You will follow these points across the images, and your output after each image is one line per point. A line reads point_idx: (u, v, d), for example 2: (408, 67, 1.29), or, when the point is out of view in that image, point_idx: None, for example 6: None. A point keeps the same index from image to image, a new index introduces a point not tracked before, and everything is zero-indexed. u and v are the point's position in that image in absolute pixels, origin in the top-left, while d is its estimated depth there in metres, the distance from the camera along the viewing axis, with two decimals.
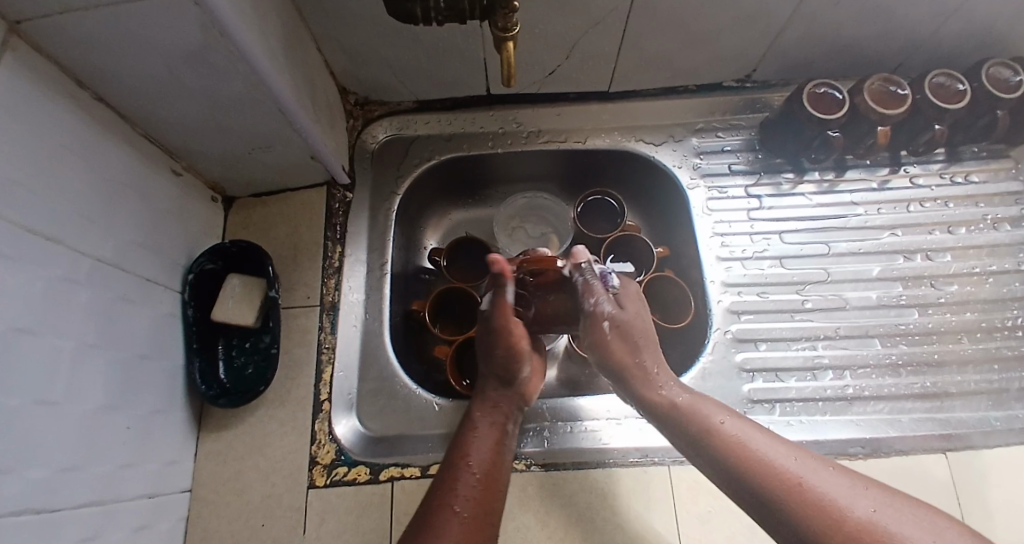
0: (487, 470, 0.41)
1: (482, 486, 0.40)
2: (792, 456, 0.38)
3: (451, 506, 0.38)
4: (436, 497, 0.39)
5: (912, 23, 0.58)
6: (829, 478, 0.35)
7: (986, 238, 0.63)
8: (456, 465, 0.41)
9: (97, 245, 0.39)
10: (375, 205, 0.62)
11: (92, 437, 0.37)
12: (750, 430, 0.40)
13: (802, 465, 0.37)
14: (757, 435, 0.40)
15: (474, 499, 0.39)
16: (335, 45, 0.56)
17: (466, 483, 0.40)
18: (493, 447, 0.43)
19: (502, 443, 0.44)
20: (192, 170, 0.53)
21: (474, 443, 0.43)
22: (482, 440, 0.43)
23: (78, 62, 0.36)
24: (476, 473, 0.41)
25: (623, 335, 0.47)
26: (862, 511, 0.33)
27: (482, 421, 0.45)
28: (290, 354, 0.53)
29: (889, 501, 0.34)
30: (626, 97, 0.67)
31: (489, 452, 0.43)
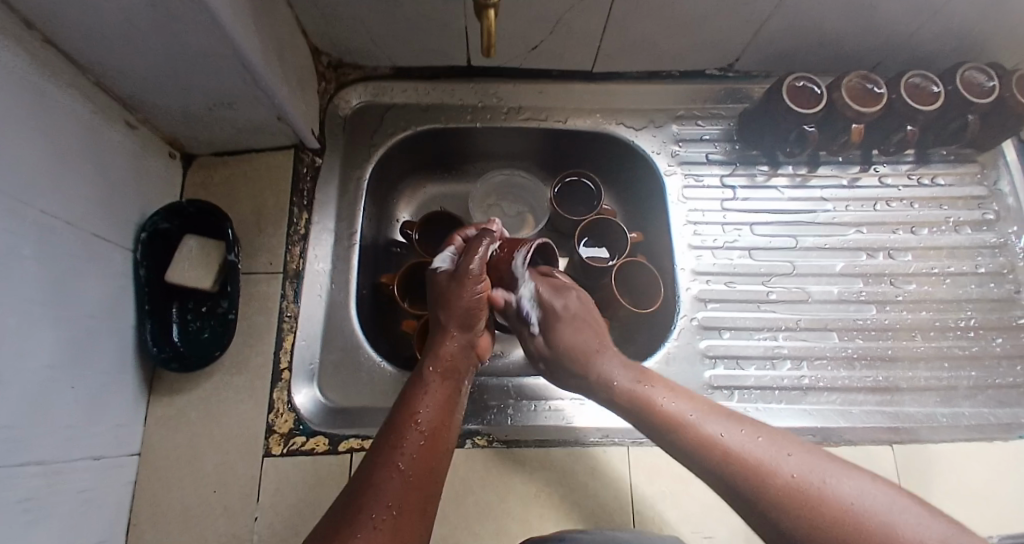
0: (434, 426, 0.39)
1: (428, 446, 0.38)
2: (727, 425, 0.38)
3: (392, 466, 0.36)
4: (378, 456, 0.37)
5: (894, 20, 0.58)
6: (758, 441, 0.36)
7: (947, 239, 0.65)
8: (403, 423, 0.39)
9: (43, 198, 0.37)
10: (346, 173, 0.60)
11: (34, 398, 0.35)
12: (687, 403, 0.41)
13: (737, 434, 0.37)
14: (692, 407, 0.41)
15: (419, 457, 0.37)
16: (308, 3, 0.53)
17: (415, 442, 0.38)
18: (439, 404, 0.41)
19: (451, 401, 0.42)
20: (149, 124, 0.51)
21: (425, 398, 0.41)
22: (432, 396, 0.42)
23: (21, 2, 0.33)
24: (423, 430, 0.39)
25: (568, 324, 0.50)
26: (790, 470, 0.33)
27: (432, 378, 0.43)
28: (249, 322, 0.51)
29: (818, 460, 0.34)
30: (609, 78, 0.66)
31: (437, 409, 0.41)
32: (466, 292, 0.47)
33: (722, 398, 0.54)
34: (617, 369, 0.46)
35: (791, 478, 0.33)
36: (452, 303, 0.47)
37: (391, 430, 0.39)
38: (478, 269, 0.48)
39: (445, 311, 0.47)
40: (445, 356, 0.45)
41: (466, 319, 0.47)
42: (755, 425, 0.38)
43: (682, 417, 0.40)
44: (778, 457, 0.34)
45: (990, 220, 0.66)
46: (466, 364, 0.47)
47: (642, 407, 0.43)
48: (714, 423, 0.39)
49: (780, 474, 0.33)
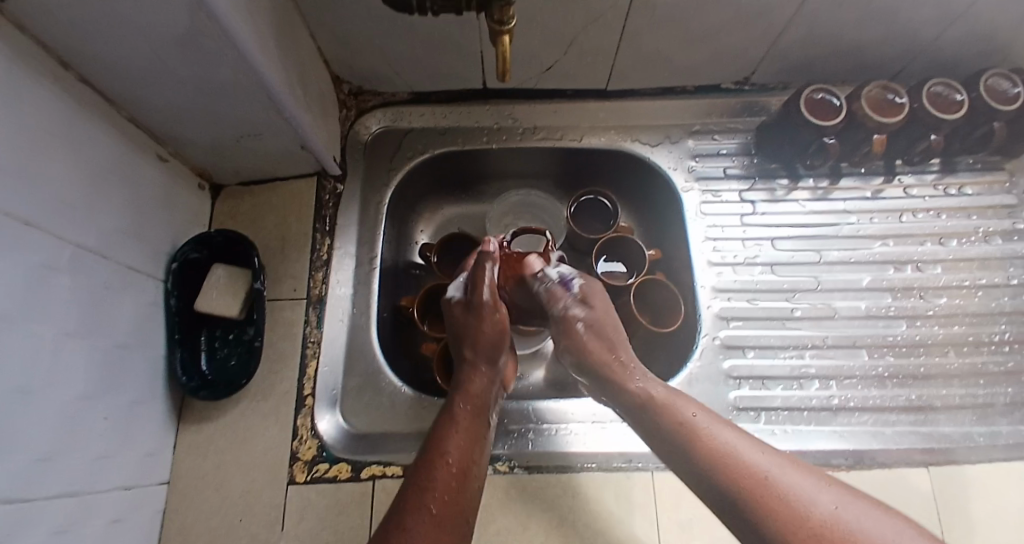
0: (464, 465, 0.40)
1: (456, 488, 0.38)
2: (753, 448, 0.37)
3: (423, 509, 0.36)
4: (409, 497, 0.36)
5: (913, 27, 0.57)
6: (792, 473, 0.34)
7: (977, 251, 0.63)
8: (432, 462, 0.39)
9: (79, 232, 0.39)
10: (365, 197, 0.61)
11: (71, 428, 0.36)
12: (718, 423, 0.39)
13: (769, 462, 0.35)
14: (724, 428, 0.39)
15: (448, 497, 0.37)
16: (330, 32, 0.54)
17: (443, 483, 0.38)
18: (468, 440, 0.41)
19: (479, 438, 0.43)
20: (179, 157, 0.52)
21: (452, 436, 0.41)
22: (459, 434, 0.42)
23: (64, 46, 0.35)
24: (452, 470, 0.39)
25: (598, 333, 0.49)
26: (823, 508, 0.31)
27: (462, 413, 0.44)
28: (274, 347, 0.52)
29: (855, 503, 0.32)
30: (624, 96, 0.66)
31: (467, 447, 0.41)
32: (488, 323, 0.49)
33: (748, 420, 0.53)
34: (647, 383, 0.45)
35: (825, 514, 0.31)
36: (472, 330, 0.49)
37: (419, 471, 0.39)
38: (489, 297, 0.49)
39: (471, 346, 0.49)
40: (475, 391, 0.46)
41: (491, 353, 0.48)
42: (796, 463, 0.36)
43: (711, 437, 0.38)
44: (813, 494, 0.33)
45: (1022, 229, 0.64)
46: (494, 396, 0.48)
47: (666, 418, 0.41)
48: (747, 448, 0.37)
49: (813, 509, 0.31)
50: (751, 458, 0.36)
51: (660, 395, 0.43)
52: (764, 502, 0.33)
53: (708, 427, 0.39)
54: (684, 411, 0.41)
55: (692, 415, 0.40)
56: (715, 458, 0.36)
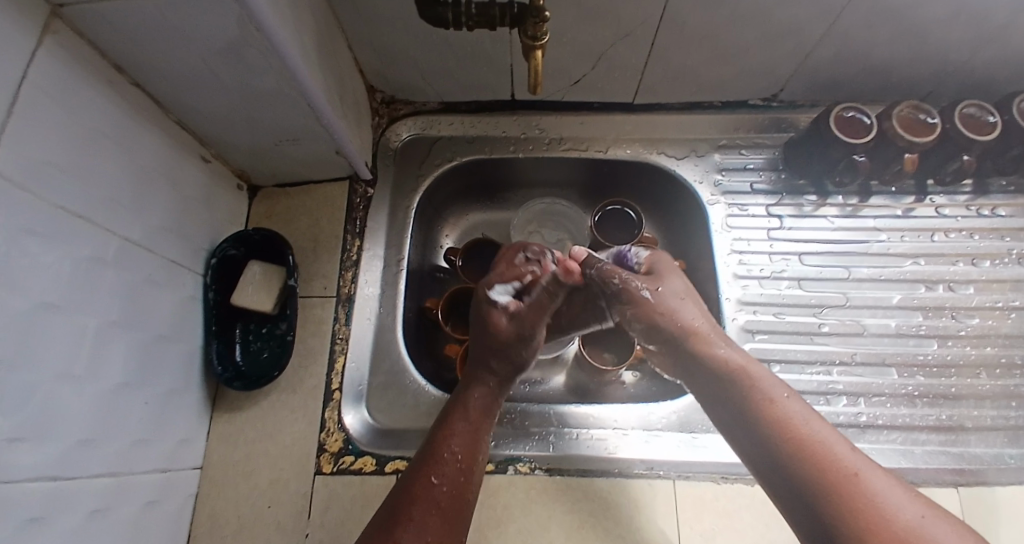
0: (468, 458, 0.41)
1: (463, 482, 0.40)
2: (838, 442, 0.35)
3: (432, 503, 0.37)
4: (413, 486, 0.38)
5: (946, 48, 0.57)
6: (880, 475, 0.33)
7: (1011, 271, 0.61)
8: (437, 455, 0.40)
9: (127, 226, 0.41)
10: (396, 201, 0.63)
11: (109, 413, 0.38)
12: (806, 410, 0.38)
13: (857, 459, 0.34)
14: (811, 415, 0.37)
15: (452, 491, 0.39)
16: (367, 44, 0.57)
17: (446, 472, 0.39)
18: (472, 433, 0.43)
19: (481, 430, 0.44)
20: (221, 158, 0.55)
21: (458, 429, 0.43)
22: (464, 426, 0.43)
23: (116, 50, 0.37)
24: (456, 463, 0.40)
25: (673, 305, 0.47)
26: (908, 515, 0.31)
27: (469, 407, 0.44)
28: (304, 343, 0.54)
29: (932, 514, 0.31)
30: (650, 109, 0.67)
31: (471, 440, 0.42)
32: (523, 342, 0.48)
33: None
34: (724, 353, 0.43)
35: (910, 521, 0.30)
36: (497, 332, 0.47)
37: (427, 463, 0.40)
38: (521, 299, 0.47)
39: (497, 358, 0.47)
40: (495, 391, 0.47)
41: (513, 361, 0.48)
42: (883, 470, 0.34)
43: (796, 421, 0.37)
44: (894, 499, 0.32)
45: None
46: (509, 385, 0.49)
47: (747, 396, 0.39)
48: (832, 438, 0.35)
49: (898, 515, 0.31)
50: (840, 452, 0.34)
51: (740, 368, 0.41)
52: (845, 493, 0.32)
53: (797, 411, 0.37)
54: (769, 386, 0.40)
55: (777, 395, 0.39)
56: (799, 446, 0.35)
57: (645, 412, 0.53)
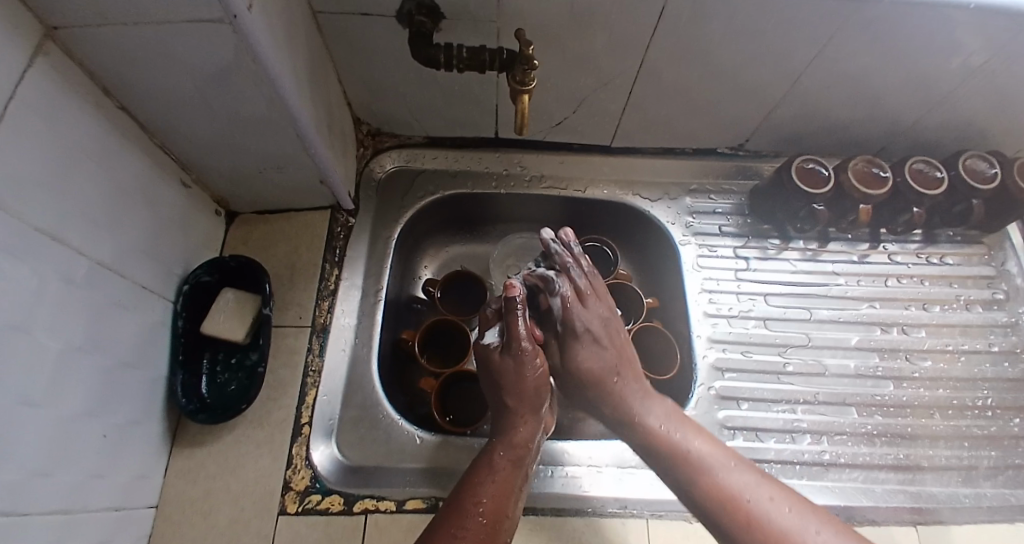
0: (496, 516, 0.39)
1: (488, 539, 0.37)
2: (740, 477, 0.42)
3: None
4: (438, 539, 0.36)
5: (894, 110, 0.63)
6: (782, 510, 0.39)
7: (959, 317, 0.66)
8: (466, 508, 0.39)
9: (100, 248, 0.40)
10: (376, 231, 0.63)
11: (65, 446, 0.36)
12: (709, 449, 0.44)
13: (763, 498, 0.40)
14: (723, 462, 0.43)
15: None
16: (356, 77, 0.58)
17: (474, 528, 0.37)
18: (501, 490, 0.41)
19: (512, 487, 0.42)
20: (201, 183, 0.54)
21: (487, 483, 0.41)
22: (495, 482, 0.41)
23: (109, 73, 0.37)
24: (483, 517, 0.38)
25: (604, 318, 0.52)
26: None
27: (500, 462, 0.43)
28: (274, 374, 0.52)
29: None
30: (626, 152, 0.70)
31: (500, 498, 0.40)
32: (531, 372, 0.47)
33: None
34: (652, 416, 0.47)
35: None
36: (521, 380, 0.47)
37: (452, 516, 0.38)
38: (530, 345, 0.48)
39: (513, 395, 0.47)
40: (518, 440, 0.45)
41: (534, 401, 0.47)
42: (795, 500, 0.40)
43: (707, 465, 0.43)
44: (799, 530, 0.38)
45: (1000, 300, 0.67)
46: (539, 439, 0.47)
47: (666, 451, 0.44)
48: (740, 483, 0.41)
49: None
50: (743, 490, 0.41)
51: (662, 429, 0.45)
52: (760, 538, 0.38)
53: (707, 463, 0.43)
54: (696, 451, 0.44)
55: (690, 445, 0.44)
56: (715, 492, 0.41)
57: (618, 448, 0.53)
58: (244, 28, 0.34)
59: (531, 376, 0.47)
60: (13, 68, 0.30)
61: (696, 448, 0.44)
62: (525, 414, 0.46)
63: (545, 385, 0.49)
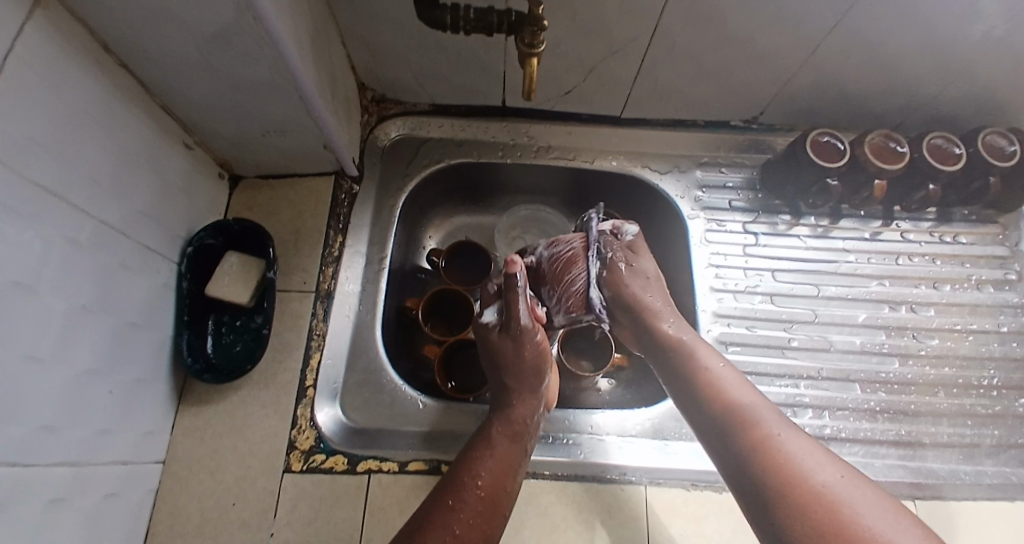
0: (493, 492, 0.39)
1: (484, 513, 0.38)
2: (756, 403, 0.42)
3: (447, 529, 0.36)
4: (433, 513, 0.37)
5: (916, 82, 0.61)
6: (793, 435, 0.38)
7: (969, 296, 0.65)
8: (464, 481, 0.39)
9: (104, 209, 0.39)
10: (381, 199, 0.63)
11: (73, 403, 0.36)
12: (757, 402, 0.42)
13: (778, 425, 0.40)
14: (744, 389, 0.44)
15: (473, 521, 0.37)
16: (360, 40, 0.57)
17: (470, 502, 0.38)
18: (501, 467, 0.41)
19: (512, 465, 0.42)
20: (204, 146, 0.54)
21: (487, 459, 0.41)
22: (494, 459, 0.41)
23: (107, 29, 0.36)
24: (480, 492, 0.39)
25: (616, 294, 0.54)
26: (817, 477, 0.34)
27: (500, 440, 0.43)
28: (279, 338, 0.53)
29: (855, 484, 0.34)
30: (636, 123, 0.69)
31: (499, 475, 0.41)
32: (529, 349, 0.47)
33: None
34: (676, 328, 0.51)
35: (819, 484, 0.34)
36: (519, 358, 0.47)
37: (449, 489, 0.39)
38: (529, 324, 0.47)
39: (512, 373, 0.47)
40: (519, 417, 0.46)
41: (532, 379, 0.47)
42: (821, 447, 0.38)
43: (720, 378, 0.45)
44: (826, 476, 0.35)
45: (1012, 280, 0.66)
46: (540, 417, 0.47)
47: (688, 366, 0.47)
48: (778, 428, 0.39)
49: (812, 479, 0.34)
50: (755, 413, 0.41)
51: (687, 341, 0.49)
52: (756, 443, 0.38)
53: (749, 406, 0.42)
54: (716, 372, 0.46)
55: (713, 366, 0.47)
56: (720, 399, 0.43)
57: (620, 417, 0.53)
58: None
59: (530, 353, 0.47)
60: (10, 19, 0.29)
61: (715, 373, 0.46)
62: (526, 390, 0.47)
63: (544, 363, 0.48)
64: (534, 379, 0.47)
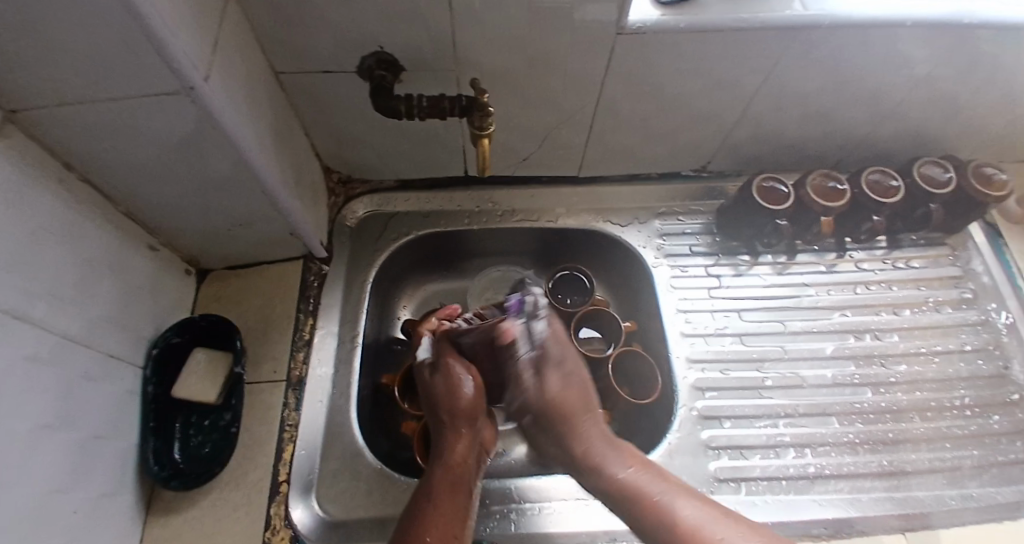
0: None
1: None
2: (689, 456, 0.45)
3: None
4: None
5: (847, 125, 0.65)
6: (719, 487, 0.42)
7: (931, 318, 0.67)
8: (412, 540, 0.39)
9: (65, 322, 0.40)
10: (351, 277, 0.64)
11: (38, 525, 0.35)
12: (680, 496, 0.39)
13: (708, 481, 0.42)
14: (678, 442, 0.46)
15: None
16: (321, 129, 0.60)
17: None
18: (447, 520, 0.41)
19: (457, 515, 0.42)
20: (170, 247, 0.55)
21: (433, 514, 0.41)
22: (439, 512, 0.41)
23: (71, 150, 0.38)
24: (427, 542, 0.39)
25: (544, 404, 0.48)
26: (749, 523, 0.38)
27: (443, 489, 0.43)
28: (250, 433, 0.52)
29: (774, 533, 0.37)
30: (593, 181, 0.72)
31: (446, 526, 0.40)
32: (463, 386, 0.50)
33: (729, 492, 0.53)
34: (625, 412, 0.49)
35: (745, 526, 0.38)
36: (455, 396, 0.49)
37: None
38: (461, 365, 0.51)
39: (449, 412, 0.49)
40: (458, 462, 0.46)
41: (468, 417, 0.49)
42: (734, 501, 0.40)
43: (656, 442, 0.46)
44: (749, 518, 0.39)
45: (969, 298, 0.69)
46: (479, 461, 0.48)
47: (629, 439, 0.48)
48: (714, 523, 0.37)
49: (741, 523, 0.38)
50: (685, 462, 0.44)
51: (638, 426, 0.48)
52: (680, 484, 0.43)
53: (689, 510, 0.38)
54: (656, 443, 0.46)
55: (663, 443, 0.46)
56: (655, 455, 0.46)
57: None
58: (202, 99, 0.35)
59: (463, 389, 0.50)
60: None
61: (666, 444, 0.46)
62: (461, 429, 0.48)
63: (480, 402, 0.50)
64: (471, 415, 0.49)
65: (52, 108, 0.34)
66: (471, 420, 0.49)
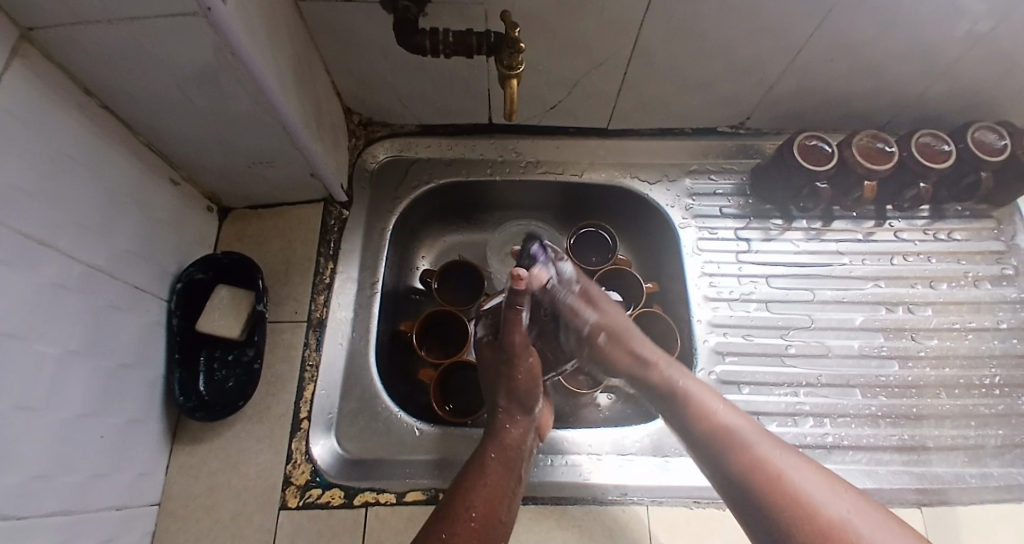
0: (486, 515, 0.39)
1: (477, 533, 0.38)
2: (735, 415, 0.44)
3: None
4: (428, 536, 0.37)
5: (902, 81, 0.60)
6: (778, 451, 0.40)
7: (967, 293, 0.64)
8: (456, 509, 0.39)
9: (91, 252, 0.40)
10: (370, 223, 0.63)
11: (66, 450, 0.36)
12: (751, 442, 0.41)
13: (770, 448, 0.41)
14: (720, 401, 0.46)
15: None
16: (342, 67, 0.57)
17: (462, 524, 0.38)
18: (493, 492, 0.41)
19: (505, 489, 0.42)
20: (191, 181, 0.54)
21: (479, 485, 0.41)
22: (486, 485, 0.41)
23: (89, 73, 0.37)
24: (472, 513, 0.39)
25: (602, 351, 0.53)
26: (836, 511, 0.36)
27: (492, 462, 0.43)
28: (273, 370, 0.53)
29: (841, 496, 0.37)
30: (622, 134, 0.69)
31: (489, 499, 0.40)
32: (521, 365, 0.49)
33: None
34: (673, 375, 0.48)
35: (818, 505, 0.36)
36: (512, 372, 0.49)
37: (444, 519, 0.39)
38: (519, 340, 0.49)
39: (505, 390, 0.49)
40: (511, 440, 0.46)
41: (523, 397, 0.49)
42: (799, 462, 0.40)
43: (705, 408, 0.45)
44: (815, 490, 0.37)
45: (1009, 275, 0.66)
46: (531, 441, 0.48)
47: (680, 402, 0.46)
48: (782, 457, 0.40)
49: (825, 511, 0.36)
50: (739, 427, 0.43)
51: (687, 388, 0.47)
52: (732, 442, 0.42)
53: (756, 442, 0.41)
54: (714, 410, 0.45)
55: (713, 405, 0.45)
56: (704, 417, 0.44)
57: (619, 435, 0.52)
58: (221, 26, 0.33)
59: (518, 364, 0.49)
60: None
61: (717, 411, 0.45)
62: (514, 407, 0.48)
63: (535, 383, 0.50)
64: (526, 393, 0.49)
65: (67, 28, 0.32)
66: (526, 399, 0.49)
